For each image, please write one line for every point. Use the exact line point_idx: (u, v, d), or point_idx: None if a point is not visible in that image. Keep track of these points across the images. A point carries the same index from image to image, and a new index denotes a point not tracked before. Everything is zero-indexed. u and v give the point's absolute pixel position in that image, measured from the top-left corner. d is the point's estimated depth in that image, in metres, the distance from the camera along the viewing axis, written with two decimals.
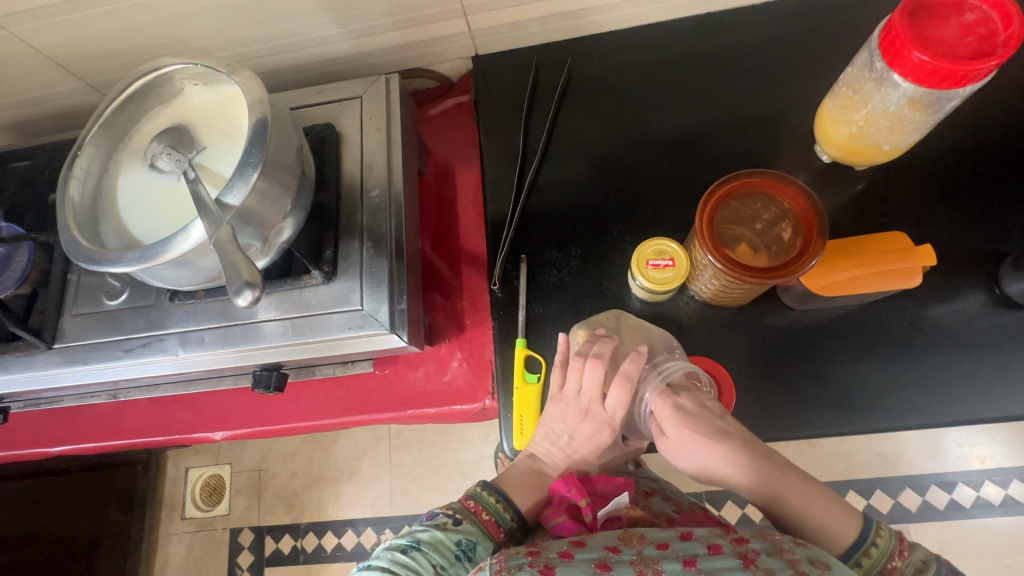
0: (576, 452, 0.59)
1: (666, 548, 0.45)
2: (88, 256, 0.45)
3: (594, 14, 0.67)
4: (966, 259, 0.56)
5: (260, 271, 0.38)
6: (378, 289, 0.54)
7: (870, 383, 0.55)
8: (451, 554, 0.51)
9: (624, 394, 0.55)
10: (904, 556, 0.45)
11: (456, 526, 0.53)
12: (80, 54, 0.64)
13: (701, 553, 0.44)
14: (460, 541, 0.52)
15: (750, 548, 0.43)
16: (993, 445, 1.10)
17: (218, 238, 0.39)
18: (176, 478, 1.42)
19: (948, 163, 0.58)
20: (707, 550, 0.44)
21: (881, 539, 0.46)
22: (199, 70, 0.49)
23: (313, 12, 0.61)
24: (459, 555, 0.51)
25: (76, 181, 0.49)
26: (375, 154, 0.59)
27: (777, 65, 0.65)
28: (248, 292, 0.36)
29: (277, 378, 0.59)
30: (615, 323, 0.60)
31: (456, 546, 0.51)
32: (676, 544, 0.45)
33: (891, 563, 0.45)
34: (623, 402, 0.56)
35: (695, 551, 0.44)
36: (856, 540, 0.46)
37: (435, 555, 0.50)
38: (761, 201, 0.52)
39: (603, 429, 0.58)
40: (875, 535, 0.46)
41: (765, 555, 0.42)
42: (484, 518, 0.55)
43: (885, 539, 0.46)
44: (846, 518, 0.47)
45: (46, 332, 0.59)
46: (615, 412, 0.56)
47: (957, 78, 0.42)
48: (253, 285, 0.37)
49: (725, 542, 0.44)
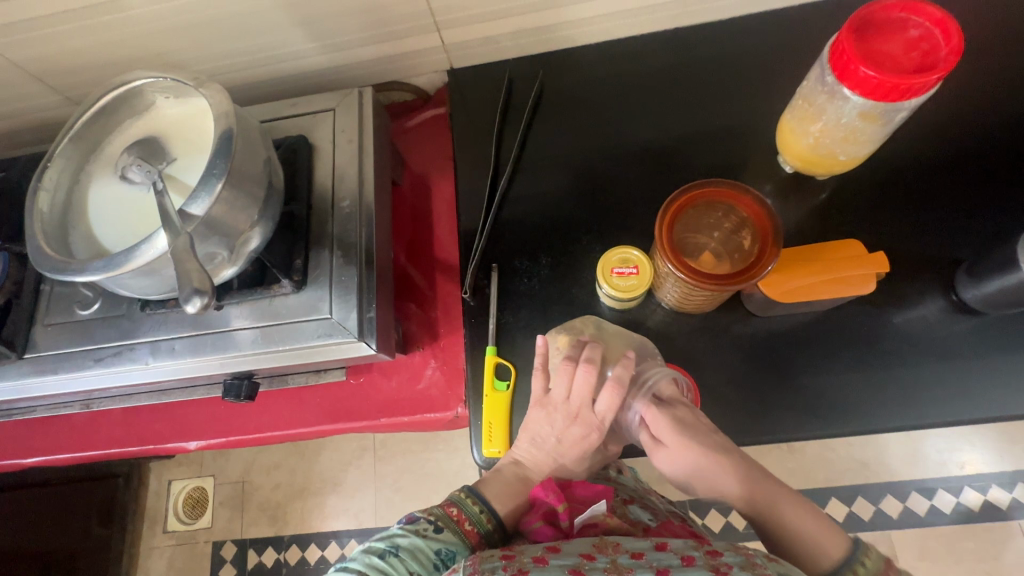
0: (565, 456, 0.60)
1: (640, 558, 0.45)
2: (55, 265, 0.45)
3: (565, 29, 0.69)
4: (924, 267, 0.58)
5: (212, 279, 0.39)
6: (347, 298, 0.55)
7: (833, 389, 0.56)
8: (430, 564, 0.51)
9: (614, 397, 0.57)
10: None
11: (437, 533, 0.53)
12: (57, 68, 0.65)
13: (674, 565, 0.44)
14: (440, 550, 0.52)
15: (722, 562, 0.44)
16: (973, 451, 1.11)
17: (174, 247, 0.39)
18: (158, 491, 1.40)
19: (905, 174, 0.60)
20: (681, 561, 0.44)
21: (869, 560, 0.47)
22: (169, 84, 0.50)
23: (287, 26, 0.62)
24: (438, 564, 0.51)
25: (45, 193, 0.49)
26: (347, 166, 0.60)
27: (742, 79, 0.67)
28: (197, 300, 0.37)
29: (247, 387, 0.59)
30: (595, 329, 0.60)
31: (435, 555, 0.51)
32: (650, 555, 0.46)
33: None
34: (614, 406, 0.57)
35: (669, 562, 0.44)
36: (844, 557, 0.47)
37: (413, 563, 0.50)
38: (721, 210, 0.53)
39: (593, 432, 0.59)
40: (863, 555, 0.47)
41: (737, 568, 0.43)
42: (467, 527, 0.55)
43: (873, 560, 0.47)
44: (835, 538, 0.48)
45: (17, 342, 0.59)
46: (605, 416, 0.58)
47: (902, 91, 0.44)
48: (202, 292, 0.38)
49: (699, 554, 0.45)
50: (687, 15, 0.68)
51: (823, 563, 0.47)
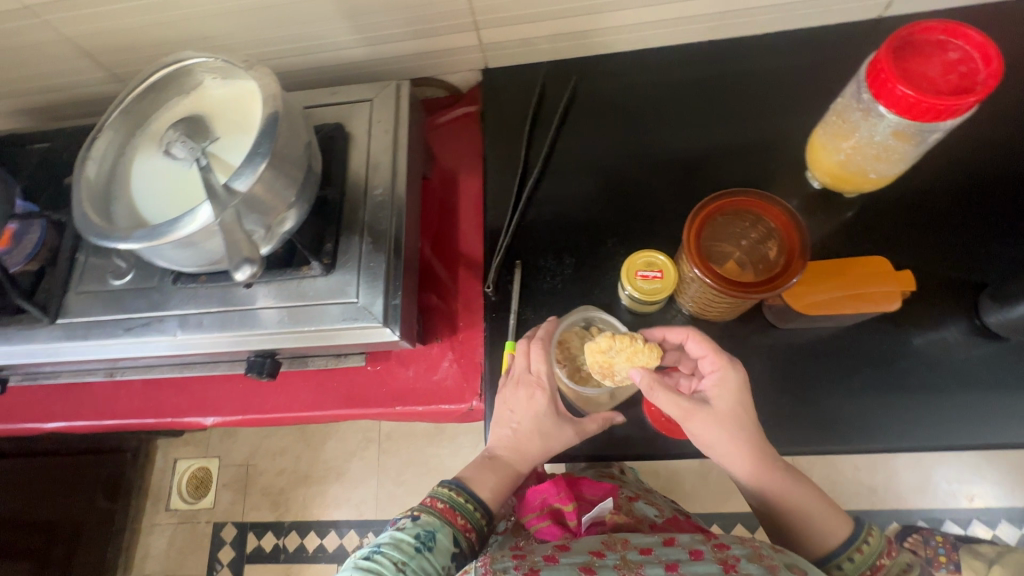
0: (520, 425, 0.58)
1: (649, 553, 0.47)
2: (99, 232, 0.47)
3: (602, 35, 0.70)
4: (948, 290, 0.58)
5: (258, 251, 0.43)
6: (374, 283, 0.56)
7: (849, 407, 0.56)
8: (411, 548, 0.50)
9: (538, 350, 0.58)
10: (891, 556, 0.50)
11: (414, 521, 0.52)
12: (107, 45, 0.67)
13: (683, 558, 0.46)
14: (417, 533, 0.51)
15: (731, 554, 0.45)
16: (982, 484, 1.09)
17: (224, 221, 0.43)
18: (164, 468, 1.43)
19: (933, 197, 0.60)
20: (690, 555, 0.46)
21: (873, 538, 0.51)
22: (218, 65, 0.52)
23: (332, 17, 0.64)
24: (419, 547, 0.50)
25: (93, 162, 0.51)
26: (381, 155, 0.61)
27: (775, 94, 0.68)
28: (247, 268, 0.41)
29: (271, 364, 0.61)
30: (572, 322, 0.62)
31: (415, 539, 0.51)
32: (659, 550, 0.47)
33: (880, 560, 0.50)
34: (541, 356, 0.58)
35: (677, 557, 0.46)
36: (850, 536, 0.51)
37: (396, 553, 0.49)
38: (750, 220, 0.53)
39: (536, 392, 0.58)
40: (868, 534, 0.51)
41: (744, 559, 0.44)
42: (440, 505, 0.54)
43: (876, 538, 0.51)
44: (839, 516, 0.52)
45: (50, 307, 0.60)
46: (539, 368, 0.58)
47: (937, 112, 0.44)
48: (252, 262, 0.42)
49: (707, 548, 0.47)
50: (724, 28, 0.69)
51: (832, 540, 0.51)
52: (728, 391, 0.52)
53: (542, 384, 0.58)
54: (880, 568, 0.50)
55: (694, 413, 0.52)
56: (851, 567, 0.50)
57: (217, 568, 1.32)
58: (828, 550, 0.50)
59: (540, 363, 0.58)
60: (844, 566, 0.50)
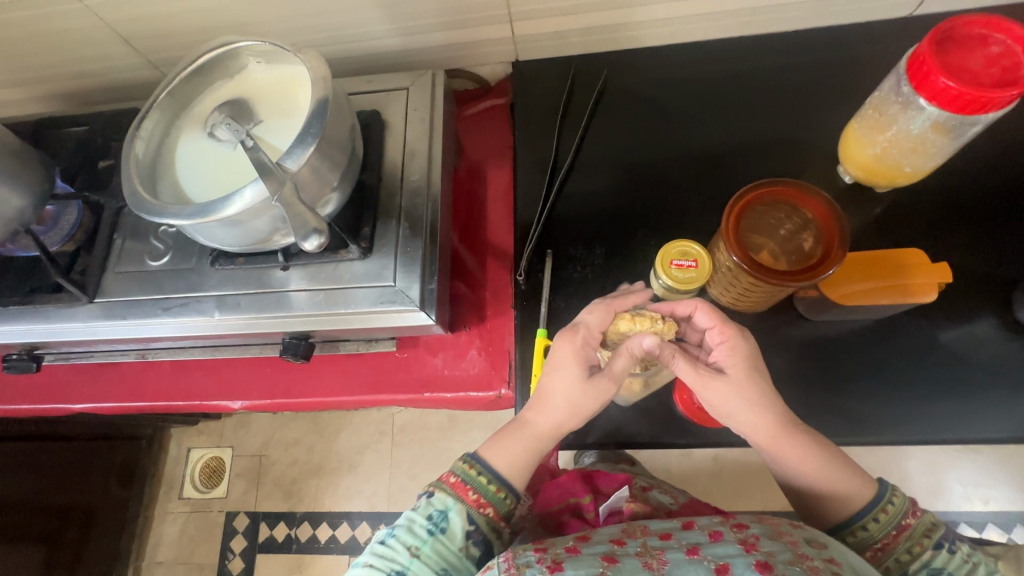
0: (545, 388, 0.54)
1: (669, 539, 0.47)
2: (151, 209, 0.47)
3: (633, 29, 0.71)
4: (980, 285, 0.58)
5: (323, 222, 0.45)
6: (411, 268, 0.56)
7: (879, 399, 0.56)
8: (422, 532, 0.50)
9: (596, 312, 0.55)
10: (917, 515, 0.49)
11: (428, 499, 0.52)
12: (146, 32, 0.68)
13: (702, 541, 0.45)
14: (429, 515, 0.50)
15: (750, 534, 0.45)
16: (998, 489, 1.07)
17: (284, 193, 0.44)
18: (178, 457, 1.44)
19: (964, 193, 0.61)
20: (709, 538, 0.46)
21: (897, 499, 0.49)
22: (265, 49, 0.53)
23: (369, 7, 0.65)
24: (431, 530, 0.50)
25: (141, 140, 0.52)
26: (417, 143, 0.62)
27: (806, 90, 0.68)
28: (317, 239, 0.43)
29: (306, 347, 0.61)
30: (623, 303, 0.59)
31: (428, 521, 0.50)
32: (678, 534, 0.47)
33: (905, 520, 0.49)
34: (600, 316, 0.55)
35: (697, 540, 0.46)
36: (875, 497, 0.50)
37: (408, 538, 0.50)
38: (786, 210, 0.54)
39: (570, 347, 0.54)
40: (892, 494, 0.50)
41: (764, 538, 0.45)
42: (452, 481, 0.52)
43: (901, 499, 0.49)
44: (865, 478, 0.51)
45: (88, 286, 0.61)
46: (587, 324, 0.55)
47: (979, 104, 0.45)
48: (321, 233, 0.44)
49: (725, 530, 0.46)
50: (755, 24, 0.70)
51: (857, 502, 0.50)
52: (739, 357, 0.52)
53: (579, 340, 0.54)
54: (904, 529, 0.48)
55: (708, 381, 0.51)
56: (876, 528, 0.49)
57: (228, 557, 1.33)
58: (853, 513, 0.50)
59: (591, 316, 0.55)
60: (870, 527, 0.49)
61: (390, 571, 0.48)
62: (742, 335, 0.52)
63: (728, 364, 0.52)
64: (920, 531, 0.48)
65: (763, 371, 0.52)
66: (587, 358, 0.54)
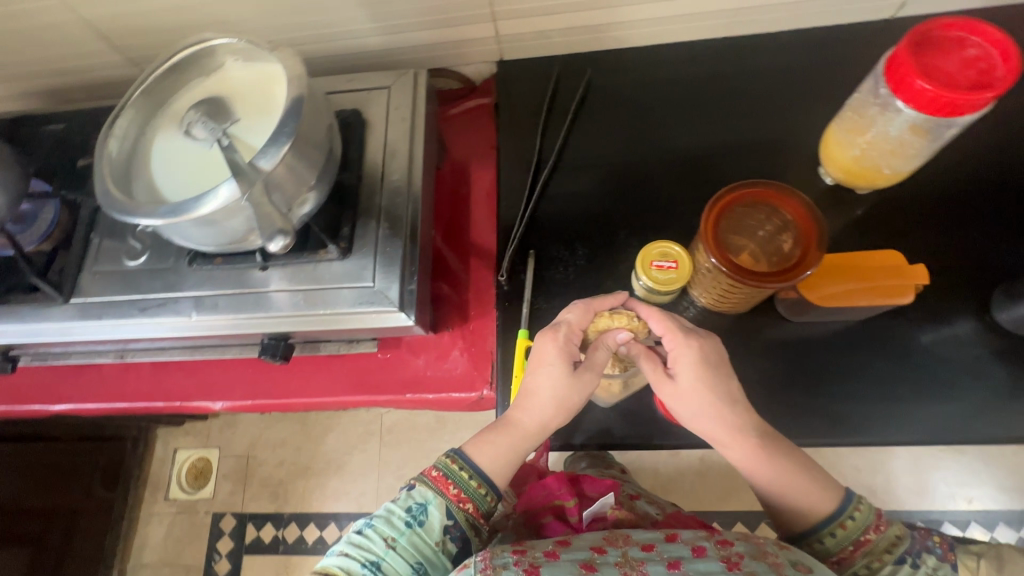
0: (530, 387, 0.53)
1: (651, 550, 0.46)
2: (122, 208, 0.47)
3: (617, 30, 0.70)
4: (959, 286, 0.58)
5: (288, 222, 0.46)
6: (391, 269, 0.56)
7: (858, 400, 0.56)
8: (401, 523, 0.49)
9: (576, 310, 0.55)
10: (879, 531, 0.48)
11: (408, 491, 0.51)
12: (124, 29, 0.67)
13: (685, 556, 0.45)
14: (409, 507, 0.50)
15: (733, 552, 0.45)
16: (981, 488, 1.07)
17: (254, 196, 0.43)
18: (163, 459, 1.42)
19: (943, 194, 0.61)
20: (692, 553, 0.45)
21: (859, 513, 0.48)
22: (242, 47, 0.52)
23: (350, 5, 0.64)
24: (409, 522, 0.49)
25: (115, 139, 0.52)
26: (398, 142, 0.61)
27: (788, 91, 0.69)
28: (280, 240, 0.45)
29: (285, 347, 0.61)
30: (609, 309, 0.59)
31: (406, 513, 0.50)
32: (661, 546, 0.46)
33: (865, 536, 0.48)
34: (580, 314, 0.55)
35: (680, 554, 0.45)
36: (834, 512, 0.49)
37: (385, 529, 0.49)
38: (766, 212, 0.53)
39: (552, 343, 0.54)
40: (854, 509, 0.48)
41: (749, 558, 0.44)
42: (433, 474, 0.52)
43: (863, 513, 0.48)
44: (826, 491, 0.49)
45: (65, 286, 0.60)
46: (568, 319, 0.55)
47: (956, 106, 0.45)
48: (286, 234, 0.45)
49: (709, 545, 0.46)
50: (738, 25, 0.70)
51: (813, 516, 0.49)
52: (686, 366, 0.51)
53: (561, 337, 0.54)
54: (864, 544, 0.48)
55: (659, 386, 0.52)
56: (833, 542, 0.48)
57: (215, 558, 1.32)
58: (809, 526, 0.49)
59: (571, 314, 0.55)
60: (825, 541, 0.48)
61: (366, 561, 0.47)
62: (691, 346, 0.51)
63: (678, 371, 0.51)
64: (882, 546, 0.47)
65: (715, 380, 0.51)
66: (571, 354, 0.54)
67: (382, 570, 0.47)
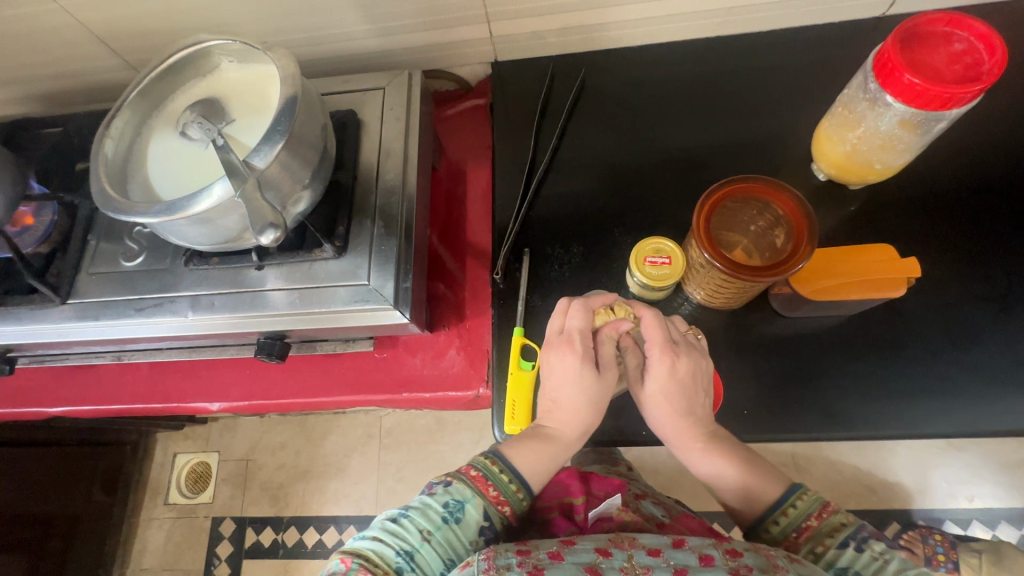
0: (559, 399, 0.55)
1: (658, 556, 0.44)
2: (117, 206, 0.47)
3: (610, 30, 0.71)
4: (951, 281, 0.58)
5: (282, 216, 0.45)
6: (386, 267, 0.56)
7: (853, 395, 0.56)
8: (437, 517, 0.48)
9: (580, 310, 0.55)
10: (822, 517, 0.47)
11: (444, 487, 0.50)
12: (121, 33, 0.68)
13: (693, 564, 0.43)
14: (446, 502, 0.49)
15: (743, 564, 0.42)
16: (981, 485, 1.06)
17: (245, 190, 0.43)
18: (164, 463, 1.43)
19: (935, 190, 0.61)
20: (700, 561, 0.43)
21: (801, 501, 0.48)
22: (237, 47, 0.53)
23: (345, 8, 0.65)
24: (446, 518, 0.48)
25: (111, 140, 0.52)
26: (393, 141, 0.62)
27: (780, 89, 0.69)
28: (272, 234, 0.43)
29: (281, 346, 0.61)
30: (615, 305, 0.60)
31: (443, 508, 0.49)
32: (668, 552, 0.44)
33: (807, 522, 0.48)
34: (582, 318, 0.55)
35: (686, 561, 0.43)
36: (776, 500, 0.49)
37: (422, 521, 0.48)
38: (757, 207, 0.54)
39: (569, 354, 0.54)
40: (797, 498, 0.49)
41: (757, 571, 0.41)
42: (472, 474, 0.51)
43: (806, 501, 0.48)
44: (768, 483, 0.50)
45: (62, 287, 0.60)
46: (572, 326, 0.55)
47: (944, 100, 0.45)
48: (276, 227, 0.44)
49: (718, 554, 0.43)
50: (730, 24, 0.70)
51: (756, 507, 0.50)
52: (657, 378, 0.53)
53: (574, 344, 0.54)
54: (806, 530, 0.47)
55: (632, 386, 0.56)
56: (778, 531, 0.48)
57: (214, 563, 1.31)
58: (755, 517, 0.50)
59: (575, 319, 0.55)
60: (771, 529, 0.48)
61: (401, 550, 0.47)
62: (661, 361, 0.53)
63: (648, 380, 0.53)
64: (825, 531, 0.47)
65: (678, 396, 0.52)
66: (590, 358, 0.54)
67: (415, 561, 0.46)
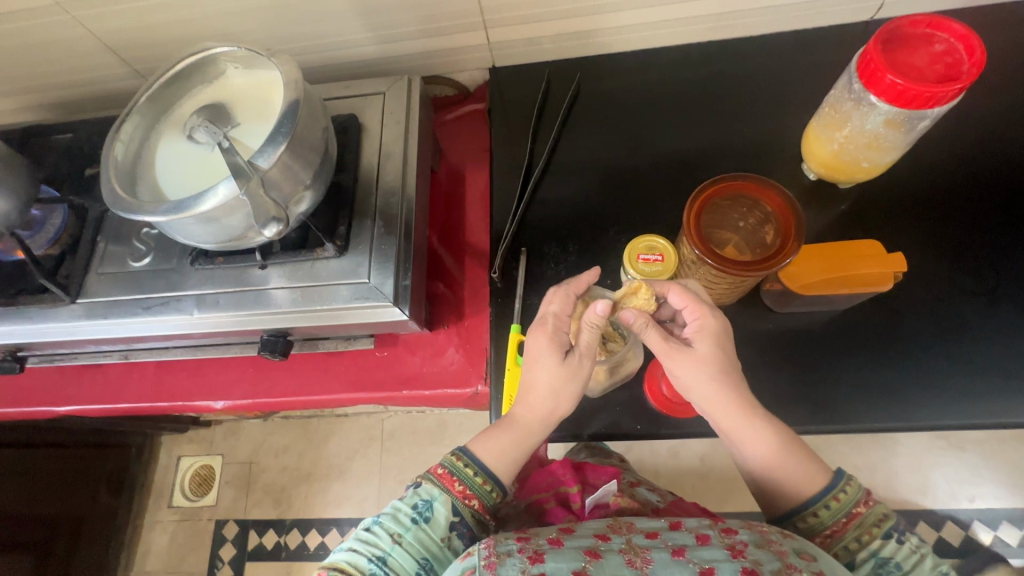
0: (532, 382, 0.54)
1: (655, 538, 0.45)
2: (124, 207, 0.49)
3: (604, 36, 0.73)
4: (940, 276, 0.59)
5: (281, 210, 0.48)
6: (386, 265, 0.58)
7: (845, 388, 0.57)
8: (407, 519, 0.50)
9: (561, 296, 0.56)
10: (868, 505, 0.48)
11: (414, 489, 0.52)
12: (131, 42, 0.70)
13: (689, 543, 0.44)
14: (416, 503, 0.51)
15: (738, 540, 0.43)
16: (983, 486, 1.06)
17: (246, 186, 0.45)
18: (167, 466, 1.44)
19: (923, 188, 0.62)
20: (696, 540, 0.44)
21: (850, 488, 0.49)
22: (243, 54, 0.55)
23: (346, 16, 0.67)
24: (415, 518, 0.50)
25: (121, 143, 0.54)
26: (393, 144, 0.64)
27: (770, 91, 0.71)
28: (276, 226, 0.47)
29: (283, 344, 0.62)
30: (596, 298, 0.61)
31: (413, 509, 0.50)
32: (665, 534, 0.45)
33: (855, 509, 0.48)
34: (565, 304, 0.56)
35: (684, 541, 0.44)
36: (827, 484, 0.49)
37: (392, 525, 0.50)
38: (747, 204, 0.55)
39: (541, 334, 0.54)
40: (846, 484, 0.49)
41: (753, 546, 0.42)
42: (439, 472, 0.52)
43: (854, 488, 0.49)
44: (816, 462, 0.50)
45: (71, 287, 0.62)
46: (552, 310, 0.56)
47: (925, 99, 0.47)
48: (279, 221, 0.47)
49: (714, 533, 0.44)
50: (721, 29, 0.72)
51: (813, 484, 0.49)
52: (710, 334, 0.52)
53: (547, 325, 0.55)
54: (854, 517, 0.47)
55: (668, 355, 0.52)
56: (827, 515, 0.48)
57: (217, 565, 1.32)
58: (805, 497, 0.49)
59: (554, 305, 0.56)
60: (820, 513, 0.48)
61: (372, 557, 0.48)
62: (714, 317, 0.52)
63: (696, 341, 0.52)
64: (871, 520, 0.47)
65: (729, 354, 0.52)
66: (561, 342, 0.54)
67: (388, 565, 0.48)
